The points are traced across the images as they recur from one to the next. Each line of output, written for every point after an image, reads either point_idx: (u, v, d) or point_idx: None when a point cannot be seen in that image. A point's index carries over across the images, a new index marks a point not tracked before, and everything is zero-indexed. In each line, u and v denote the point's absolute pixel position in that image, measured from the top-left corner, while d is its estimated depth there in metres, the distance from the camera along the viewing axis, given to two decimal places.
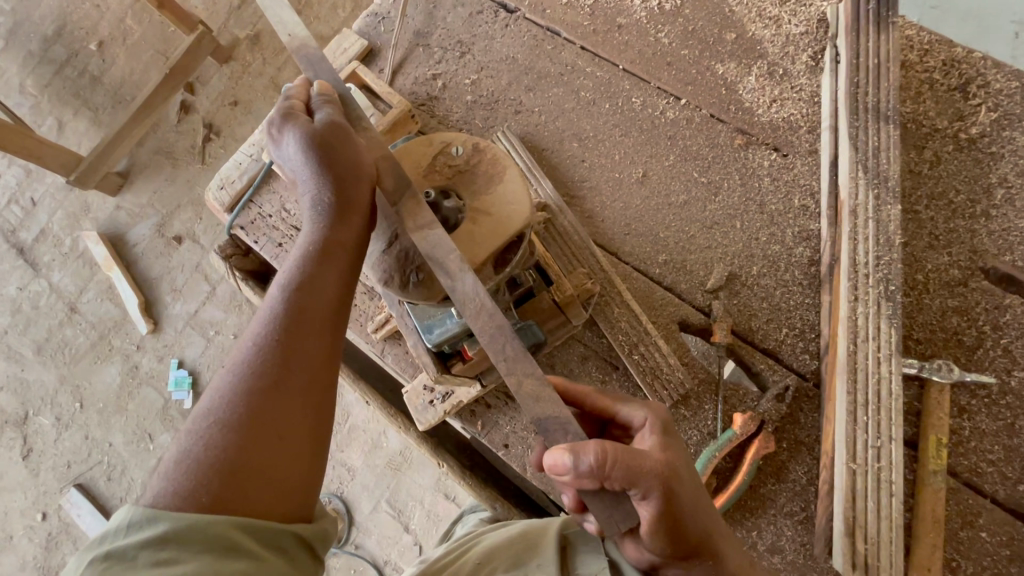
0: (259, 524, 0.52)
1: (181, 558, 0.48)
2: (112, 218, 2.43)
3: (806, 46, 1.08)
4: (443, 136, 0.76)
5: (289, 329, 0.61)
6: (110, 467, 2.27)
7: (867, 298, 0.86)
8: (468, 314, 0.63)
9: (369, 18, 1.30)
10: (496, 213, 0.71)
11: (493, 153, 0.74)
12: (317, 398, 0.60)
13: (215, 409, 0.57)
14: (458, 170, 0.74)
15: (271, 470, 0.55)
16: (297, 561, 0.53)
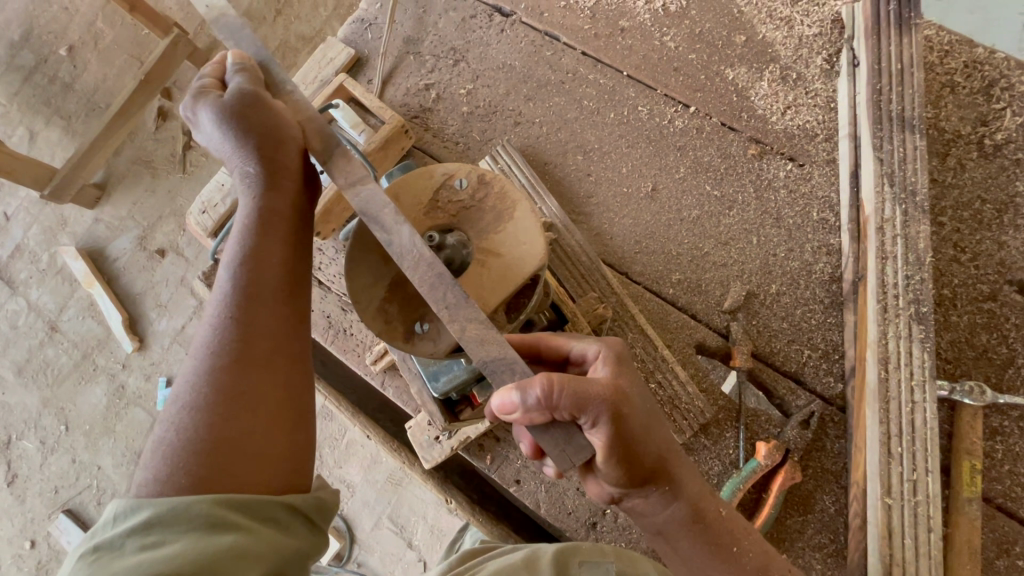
0: (242, 499, 0.52)
1: (168, 539, 0.49)
2: (90, 232, 2.33)
3: (820, 49, 1.03)
4: (445, 166, 0.69)
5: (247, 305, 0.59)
6: (99, 492, 2.19)
7: (898, 320, 0.82)
8: (404, 268, 0.54)
9: (355, 25, 1.23)
10: (508, 254, 0.65)
11: (502, 186, 0.68)
12: (287, 372, 0.60)
13: (181, 394, 0.57)
14: (463, 207, 0.68)
15: (247, 445, 0.55)
16: (290, 528, 0.55)
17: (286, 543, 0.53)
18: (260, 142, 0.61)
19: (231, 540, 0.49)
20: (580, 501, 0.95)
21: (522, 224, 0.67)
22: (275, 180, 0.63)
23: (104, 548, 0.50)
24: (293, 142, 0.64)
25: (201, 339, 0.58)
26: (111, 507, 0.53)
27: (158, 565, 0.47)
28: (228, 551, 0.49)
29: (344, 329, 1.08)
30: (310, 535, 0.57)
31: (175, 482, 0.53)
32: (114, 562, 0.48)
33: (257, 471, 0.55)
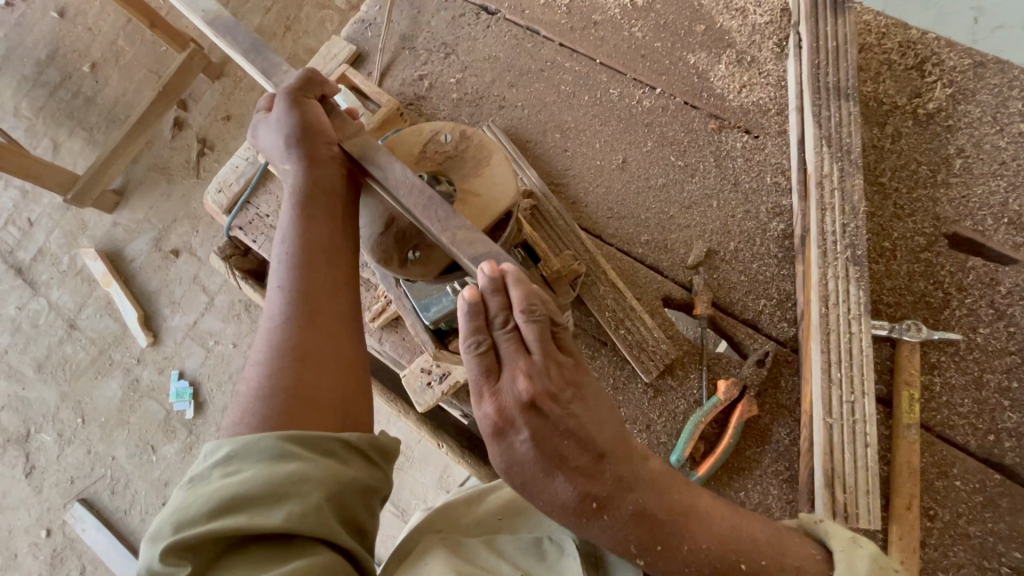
0: (304, 433, 0.69)
1: (247, 466, 0.66)
2: (109, 235, 2.47)
3: (771, 35, 1.15)
4: (433, 126, 0.88)
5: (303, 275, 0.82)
6: (114, 481, 2.30)
7: (836, 263, 0.91)
8: (404, 193, 0.80)
9: (357, 25, 1.36)
10: (484, 192, 0.82)
11: (478, 138, 0.85)
12: (338, 319, 0.81)
13: (260, 345, 0.79)
14: (448, 156, 0.86)
15: (310, 374, 0.75)
16: (341, 457, 0.70)
17: (341, 469, 0.69)
18: (304, 129, 0.87)
19: (294, 466, 0.66)
20: None
21: (495, 167, 0.84)
22: (316, 155, 0.87)
23: (200, 479, 0.67)
24: (328, 128, 0.89)
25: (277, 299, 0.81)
26: (206, 446, 0.70)
27: (240, 487, 0.64)
28: (289, 476, 0.65)
29: None
30: (366, 466, 0.72)
31: (257, 410, 0.72)
32: (207, 486, 0.66)
33: (320, 396, 0.74)
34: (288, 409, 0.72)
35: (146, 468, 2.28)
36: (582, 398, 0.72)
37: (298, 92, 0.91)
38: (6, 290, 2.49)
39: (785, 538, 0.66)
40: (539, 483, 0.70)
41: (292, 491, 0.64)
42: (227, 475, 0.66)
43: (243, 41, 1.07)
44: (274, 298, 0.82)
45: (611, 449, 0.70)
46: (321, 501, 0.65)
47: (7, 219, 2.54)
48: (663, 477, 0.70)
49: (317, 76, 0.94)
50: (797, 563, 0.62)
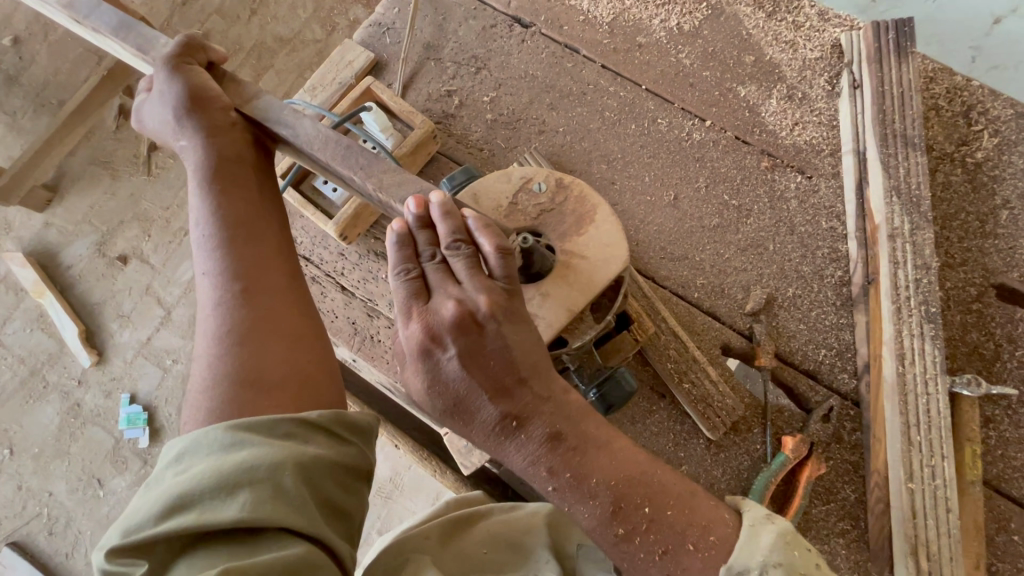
0: (256, 418, 0.68)
1: (198, 461, 0.65)
2: (39, 236, 2.16)
3: (822, 71, 1.12)
4: (524, 172, 0.81)
5: (230, 256, 0.81)
6: (52, 520, 2.01)
7: (911, 320, 0.90)
8: (316, 147, 0.80)
9: (372, 29, 1.22)
10: (592, 258, 0.77)
11: (581, 193, 0.79)
12: (273, 289, 0.82)
13: (200, 337, 0.79)
14: (543, 209, 0.80)
15: (253, 352, 0.76)
16: (303, 437, 0.68)
17: (303, 449, 0.66)
18: (191, 97, 0.84)
19: (250, 452, 0.64)
20: None
21: (602, 225, 0.79)
22: (213, 124, 0.84)
23: (156, 480, 0.66)
24: (218, 92, 0.86)
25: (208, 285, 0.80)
26: (164, 451, 0.69)
27: (191, 482, 0.62)
28: (240, 464, 0.62)
29: (370, 335, 1.06)
30: (335, 445, 0.70)
31: (209, 398, 0.72)
32: (160, 485, 0.64)
33: (264, 374, 0.74)
34: (236, 395, 0.72)
35: (91, 506, 2.01)
36: (516, 325, 0.70)
37: (174, 62, 0.86)
38: None
39: (696, 499, 0.65)
40: (462, 405, 0.70)
41: (248, 477, 0.62)
42: (183, 470, 0.64)
43: (111, 20, 0.94)
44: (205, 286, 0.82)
45: (534, 373, 0.70)
46: (281, 481, 0.62)
47: None
48: (584, 410, 0.70)
49: (195, 40, 0.89)
50: (706, 521, 0.63)
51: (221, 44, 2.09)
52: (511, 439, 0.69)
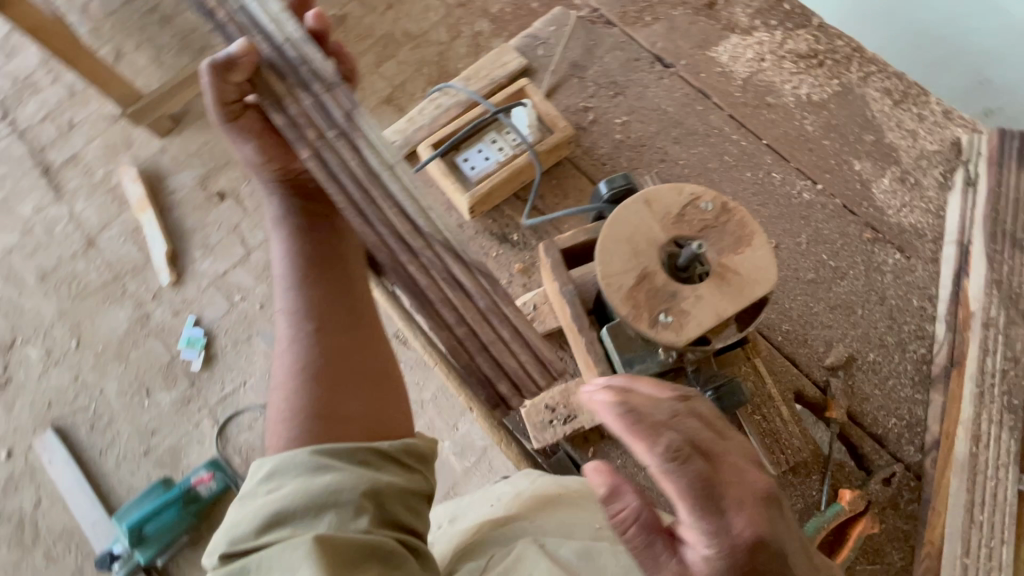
0: (338, 444, 0.72)
1: (287, 481, 0.69)
2: (152, 159, 2.64)
3: (938, 164, 1.19)
4: (693, 186, 0.72)
5: (321, 289, 0.86)
6: (96, 417, 2.32)
7: (991, 407, 0.93)
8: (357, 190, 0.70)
9: (528, 39, 1.36)
10: (748, 279, 0.66)
11: (745, 218, 0.69)
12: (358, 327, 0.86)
13: (279, 369, 0.82)
14: (706, 224, 0.70)
15: (327, 388, 0.78)
16: (378, 463, 0.73)
17: (378, 475, 0.70)
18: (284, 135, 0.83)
19: (333, 477, 0.68)
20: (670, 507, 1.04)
21: (760, 251, 0.68)
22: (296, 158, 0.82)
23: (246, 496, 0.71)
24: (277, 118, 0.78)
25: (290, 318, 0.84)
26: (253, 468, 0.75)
27: (281, 501, 0.67)
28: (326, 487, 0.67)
29: None
30: (406, 472, 0.75)
31: (285, 431, 0.75)
32: (251, 502, 0.69)
33: (338, 411, 0.77)
34: (309, 425, 0.75)
35: (135, 410, 2.31)
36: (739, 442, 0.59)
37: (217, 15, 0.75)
38: (28, 189, 2.64)
39: None
40: (722, 506, 0.51)
41: (332, 502, 0.66)
42: (274, 489, 0.70)
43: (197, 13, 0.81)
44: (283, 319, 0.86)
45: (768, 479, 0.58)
46: (363, 504, 0.67)
47: (47, 116, 2.74)
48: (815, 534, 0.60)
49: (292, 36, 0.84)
50: None
51: (355, 28, 2.31)
52: (734, 509, 0.51)
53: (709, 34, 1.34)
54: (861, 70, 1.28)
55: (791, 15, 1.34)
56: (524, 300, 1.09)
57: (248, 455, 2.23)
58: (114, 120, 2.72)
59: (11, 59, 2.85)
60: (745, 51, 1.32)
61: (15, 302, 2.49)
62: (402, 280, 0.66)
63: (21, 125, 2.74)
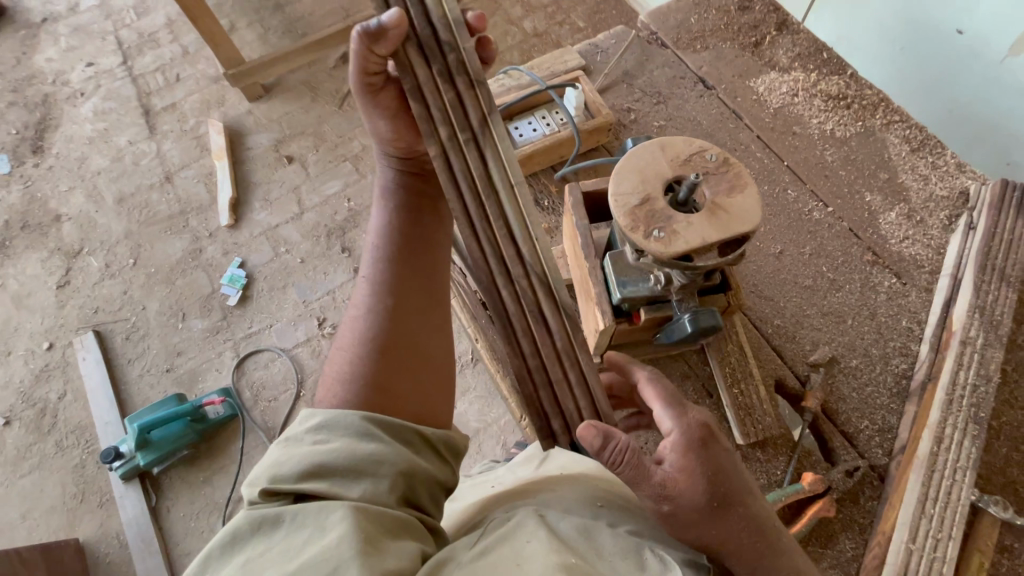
0: (388, 420, 0.81)
1: (335, 438, 0.77)
2: (239, 118, 2.96)
3: (945, 207, 1.28)
4: (703, 142, 0.85)
5: (399, 275, 0.96)
6: (133, 328, 2.51)
7: (958, 415, 1.01)
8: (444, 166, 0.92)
9: (590, 47, 1.55)
10: (733, 216, 0.78)
11: (741, 171, 0.81)
12: (426, 317, 0.96)
13: (347, 335, 0.93)
14: (707, 170, 0.82)
15: (390, 363, 0.88)
16: (417, 446, 0.83)
17: (416, 458, 0.80)
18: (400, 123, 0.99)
19: (380, 447, 0.77)
20: None
21: (750, 198, 0.79)
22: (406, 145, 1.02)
23: (290, 440, 0.78)
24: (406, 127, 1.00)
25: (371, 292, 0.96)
26: (303, 414, 0.83)
27: (329, 453, 0.75)
28: (373, 455, 0.75)
29: None
30: (436, 461, 0.84)
31: (344, 393, 0.86)
32: (296, 445, 0.77)
33: (393, 392, 0.86)
34: (364, 396, 0.85)
35: (168, 330, 2.50)
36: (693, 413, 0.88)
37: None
38: (128, 124, 2.98)
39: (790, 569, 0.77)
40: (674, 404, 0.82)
41: (375, 469, 0.74)
42: (320, 442, 0.77)
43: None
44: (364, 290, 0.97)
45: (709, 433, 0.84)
46: (400, 481, 0.76)
47: (160, 67, 3.12)
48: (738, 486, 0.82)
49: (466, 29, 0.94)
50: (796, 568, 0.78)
51: None
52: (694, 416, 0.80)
53: (751, 67, 1.50)
54: (885, 118, 1.40)
55: (829, 62, 1.47)
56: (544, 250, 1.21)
57: (258, 391, 2.36)
58: (214, 81, 3.07)
59: (142, 17, 3.27)
60: (781, 85, 1.46)
61: (90, 217, 2.76)
62: (498, 305, 0.87)
63: (136, 71, 3.12)
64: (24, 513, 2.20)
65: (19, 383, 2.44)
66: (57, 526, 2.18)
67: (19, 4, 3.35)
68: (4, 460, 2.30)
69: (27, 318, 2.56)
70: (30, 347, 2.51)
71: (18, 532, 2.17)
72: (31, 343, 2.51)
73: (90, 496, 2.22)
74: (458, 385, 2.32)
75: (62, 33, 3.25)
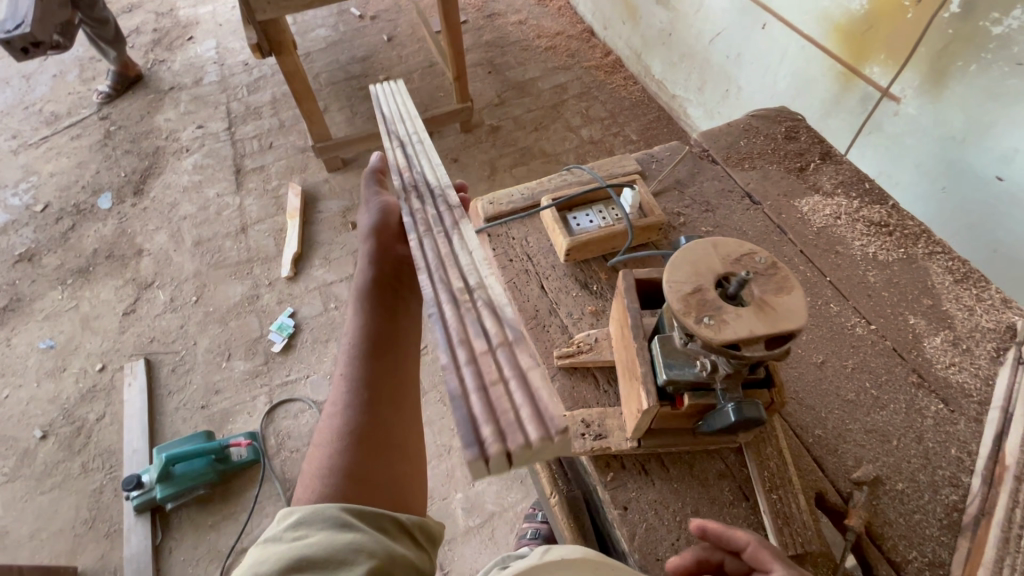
0: (367, 509, 0.86)
1: (312, 533, 0.80)
2: (316, 186, 3.29)
3: (991, 340, 1.30)
4: (753, 246, 0.93)
5: (375, 369, 1.02)
6: (180, 361, 2.64)
7: (1018, 555, 0.94)
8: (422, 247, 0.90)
9: (646, 156, 1.73)
10: (781, 313, 0.83)
11: (789, 275, 0.88)
12: (401, 407, 1.01)
13: (326, 430, 0.96)
14: (757, 271, 0.89)
15: (365, 454, 0.92)
16: (398, 535, 0.86)
17: (394, 545, 0.83)
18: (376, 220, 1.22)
19: (357, 536, 0.80)
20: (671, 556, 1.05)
21: (797, 301, 0.85)
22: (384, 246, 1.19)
23: (267, 544, 0.81)
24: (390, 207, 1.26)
25: (344, 386, 1.00)
26: (279, 514, 0.86)
27: (307, 548, 0.77)
28: (351, 545, 0.79)
29: (544, 324, 1.35)
30: (416, 550, 0.88)
31: (319, 488, 0.88)
32: (274, 544, 0.79)
33: (370, 480, 0.90)
34: (343, 488, 0.88)
35: (212, 367, 2.61)
36: None
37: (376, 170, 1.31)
38: (220, 179, 3.34)
39: None
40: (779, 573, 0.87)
41: (354, 558, 0.77)
42: (298, 538, 0.80)
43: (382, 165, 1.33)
44: (341, 385, 1.01)
45: None
46: (378, 567, 0.78)
47: (257, 136, 3.56)
48: None
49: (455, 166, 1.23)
50: None
51: None
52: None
53: (795, 189, 1.62)
54: (927, 248, 1.46)
55: (870, 192, 1.59)
56: (588, 332, 1.28)
57: (283, 439, 2.39)
58: (301, 151, 3.46)
59: (252, 94, 3.80)
60: (824, 207, 1.57)
61: (168, 255, 3.02)
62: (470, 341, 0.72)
63: (237, 137, 3.56)
64: (33, 532, 2.20)
65: (64, 400, 2.54)
66: (60, 551, 2.15)
67: (155, 74, 3.96)
68: (30, 474, 2.34)
69: (88, 338, 2.73)
70: (84, 365, 2.65)
71: (22, 551, 2.16)
72: (85, 362, 2.66)
73: (98, 525, 2.21)
74: None
75: (183, 100, 3.78)
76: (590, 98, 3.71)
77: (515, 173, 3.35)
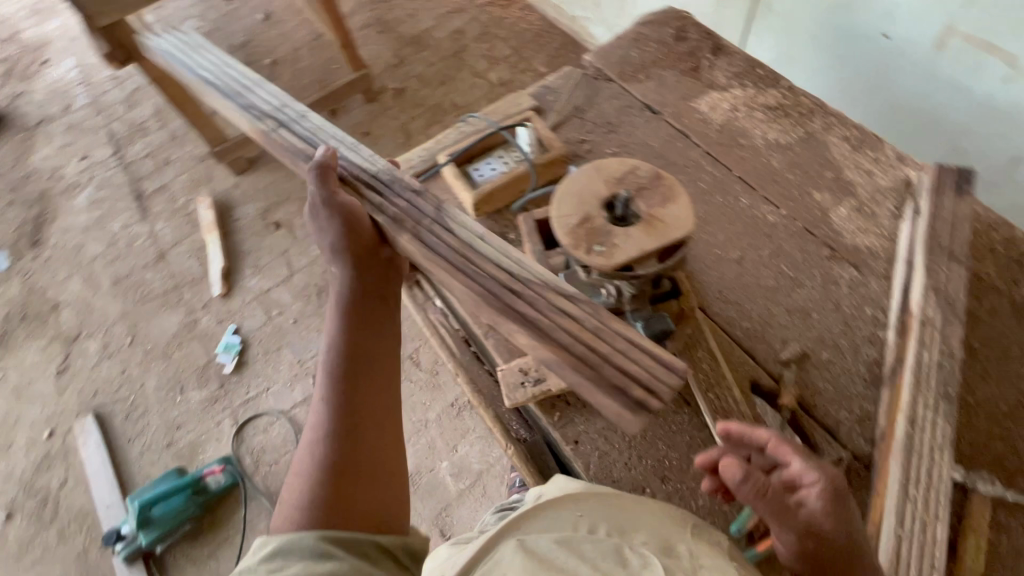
0: (344, 535, 0.86)
1: (288, 563, 0.83)
2: (226, 193, 3.09)
3: (890, 197, 1.34)
4: (633, 159, 0.91)
5: (352, 397, 0.96)
6: (133, 406, 2.53)
7: (927, 396, 1.05)
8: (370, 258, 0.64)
9: (541, 88, 1.66)
10: (669, 225, 0.83)
11: (672, 183, 0.88)
12: (382, 435, 0.97)
13: (303, 459, 0.94)
14: (641, 185, 0.87)
15: (344, 483, 0.90)
16: (380, 558, 0.88)
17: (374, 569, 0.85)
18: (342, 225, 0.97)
19: (333, 565, 0.82)
20: (626, 474, 1.09)
21: (682, 207, 0.85)
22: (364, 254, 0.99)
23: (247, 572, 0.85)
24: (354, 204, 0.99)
25: (322, 417, 0.96)
26: (257, 542, 0.89)
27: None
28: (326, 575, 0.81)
29: None
30: (401, 568, 0.90)
31: (294, 520, 0.89)
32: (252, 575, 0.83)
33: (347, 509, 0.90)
34: (320, 519, 0.88)
35: (167, 404, 2.51)
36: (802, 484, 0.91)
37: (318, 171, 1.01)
38: (122, 210, 3.10)
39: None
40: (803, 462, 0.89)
41: None
42: (274, 569, 0.83)
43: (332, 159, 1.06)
44: (320, 413, 0.97)
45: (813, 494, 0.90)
46: None
47: (149, 154, 3.28)
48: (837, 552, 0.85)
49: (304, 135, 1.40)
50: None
51: None
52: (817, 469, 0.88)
53: (692, 90, 1.60)
54: (823, 121, 1.48)
55: (763, 77, 1.58)
56: None
57: (259, 456, 2.35)
58: (201, 160, 3.23)
59: (131, 110, 3.48)
60: (722, 103, 1.56)
61: (87, 301, 2.83)
62: None
63: (127, 160, 3.28)
64: None
65: (20, 476, 2.43)
66: None
67: (16, 111, 3.56)
68: (7, 556, 2.26)
69: (27, 407, 2.58)
70: (31, 436, 2.51)
71: None
72: (31, 432, 2.52)
73: None
74: (456, 428, 2.31)
75: (57, 132, 3.44)
76: (491, 38, 3.54)
77: (431, 133, 3.22)
